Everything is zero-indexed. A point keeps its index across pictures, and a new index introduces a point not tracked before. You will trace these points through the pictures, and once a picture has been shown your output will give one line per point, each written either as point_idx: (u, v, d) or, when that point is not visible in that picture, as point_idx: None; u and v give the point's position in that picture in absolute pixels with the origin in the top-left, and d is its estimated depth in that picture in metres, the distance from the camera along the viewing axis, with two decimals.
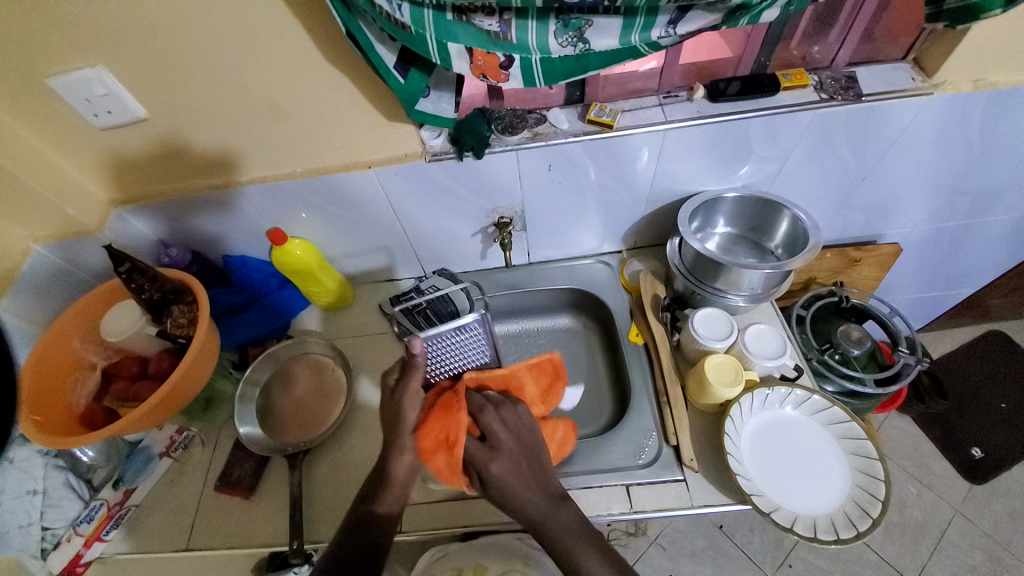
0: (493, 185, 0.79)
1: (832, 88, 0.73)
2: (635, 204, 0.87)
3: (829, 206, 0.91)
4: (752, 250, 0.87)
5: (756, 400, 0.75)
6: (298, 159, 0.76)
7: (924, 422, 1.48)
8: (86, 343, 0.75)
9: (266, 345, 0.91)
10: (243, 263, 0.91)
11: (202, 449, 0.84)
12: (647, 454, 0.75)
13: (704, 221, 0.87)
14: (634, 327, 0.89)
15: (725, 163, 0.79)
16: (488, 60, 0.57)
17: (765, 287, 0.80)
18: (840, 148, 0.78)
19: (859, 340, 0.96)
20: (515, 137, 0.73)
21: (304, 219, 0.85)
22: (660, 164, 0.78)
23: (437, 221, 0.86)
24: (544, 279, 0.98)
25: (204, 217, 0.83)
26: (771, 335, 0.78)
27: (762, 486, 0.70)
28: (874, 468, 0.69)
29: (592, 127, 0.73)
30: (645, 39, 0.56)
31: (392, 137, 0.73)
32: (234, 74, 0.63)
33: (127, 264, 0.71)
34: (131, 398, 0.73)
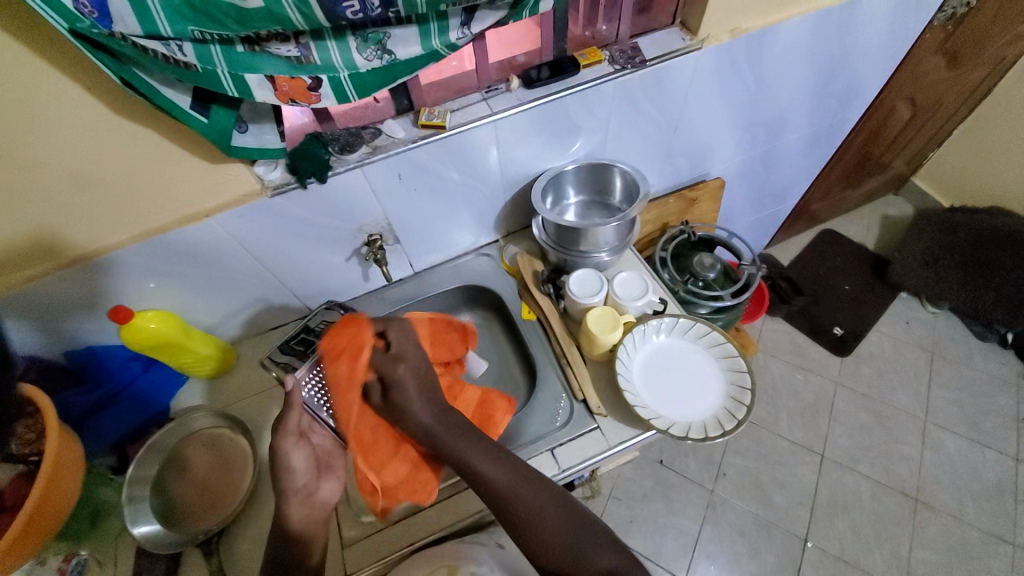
0: (349, 207, 0.80)
1: (621, 59, 0.83)
2: (495, 193, 0.92)
3: (657, 159, 1.04)
4: (601, 210, 0.96)
5: (637, 338, 0.84)
6: (125, 225, 0.69)
7: (793, 319, 1.73)
8: None
9: (147, 436, 0.83)
10: (92, 355, 0.80)
11: (102, 569, 0.72)
12: (562, 415, 0.80)
13: (556, 196, 0.95)
14: (525, 305, 0.94)
15: (558, 139, 0.87)
16: (294, 85, 0.57)
17: (619, 237, 0.88)
18: (647, 107, 0.90)
19: (712, 264, 1.11)
20: (355, 154, 0.74)
21: (154, 288, 0.78)
22: (502, 152, 0.84)
23: (305, 255, 0.84)
24: (432, 284, 1.00)
25: (24, 317, 0.72)
26: (635, 280, 0.87)
27: (658, 408, 0.78)
28: (737, 364, 0.82)
29: (426, 131, 0.76)
30: (445, 43, 0.61)
31: (226, 180, 0.70)
32: (13, 149, 0.57)
33: None
34: None
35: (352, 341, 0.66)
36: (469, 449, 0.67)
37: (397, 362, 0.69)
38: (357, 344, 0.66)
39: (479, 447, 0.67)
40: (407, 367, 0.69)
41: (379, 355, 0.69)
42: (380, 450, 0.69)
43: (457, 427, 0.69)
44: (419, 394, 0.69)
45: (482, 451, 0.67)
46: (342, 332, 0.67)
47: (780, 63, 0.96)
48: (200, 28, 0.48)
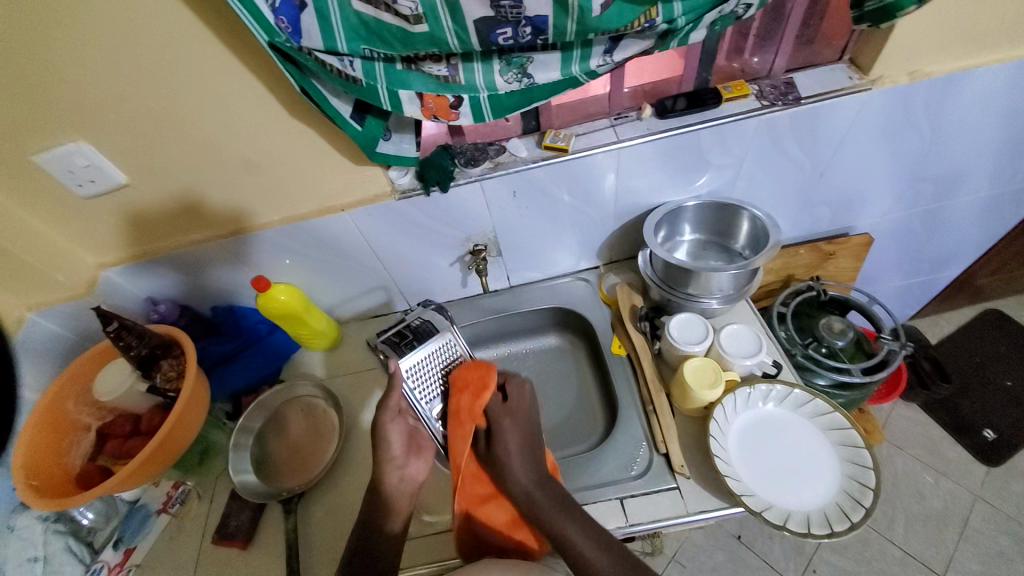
0: (463, 216, 0.83)
1: (772, 95, 0.77)
2: (605, 220, 0.89)
3: (792, 205, 0.94)
4: (720, 253, 0.89)
5: (738, 400, 0.75)
6: (276, 208, 0.79)
7: (930, 409, 1.46)
8: (80, 406, 0.76)
9: (258, 392, 0.92)
10: (231, 311, 0.93)
11: (200, 502, 0.84)
12: (639, 465, 0.75)
13: (670, 231, 0.89)
14: (616, 340, 0.90)
15: (684, 174, 0.83)
16: (438, 103, 0.61)
17: (735, 288, 0.81)
18: (791, 149, 0.81)
19: (842, 331, 0.98)
20: (478, 169, 0.77)
21: (288, 265, 0.88)
22: (621, 180, 0.81)
23: (416, 255, 0.90)
24: (526, 300, 1.00)
25: (189, 271, 0.86)
26: (746, 335, 0.78)
27: (753, 486, 0.69)
28: (860, 457, 0.70)
29: (548, 152, 0.77)
30: (585, 69, 0.60)
31: (362, 179, 0.77)
32: (208, 135, 0.68)
33: (115, 323, 0.72)
34: (123, 455, 0.75)
35: (479, 377, 0.74)
36: (563, 516, 0.62)
37: (506, 411, 0.73)
38: (483, 378, 0.73)
39: (582, 523, 0.61)
40: (512, 420, 0.73)
41: (496, 400, 0.75)
42: (474, 491, 0.70)
43: (558, 497, 0.65)
44: (519, 449, 0.70)
45: (582, 523, 0.61)
46: (472, 367, 0.74)
47: (969, 113, 0.82)
48: (369, 46, 0.53)
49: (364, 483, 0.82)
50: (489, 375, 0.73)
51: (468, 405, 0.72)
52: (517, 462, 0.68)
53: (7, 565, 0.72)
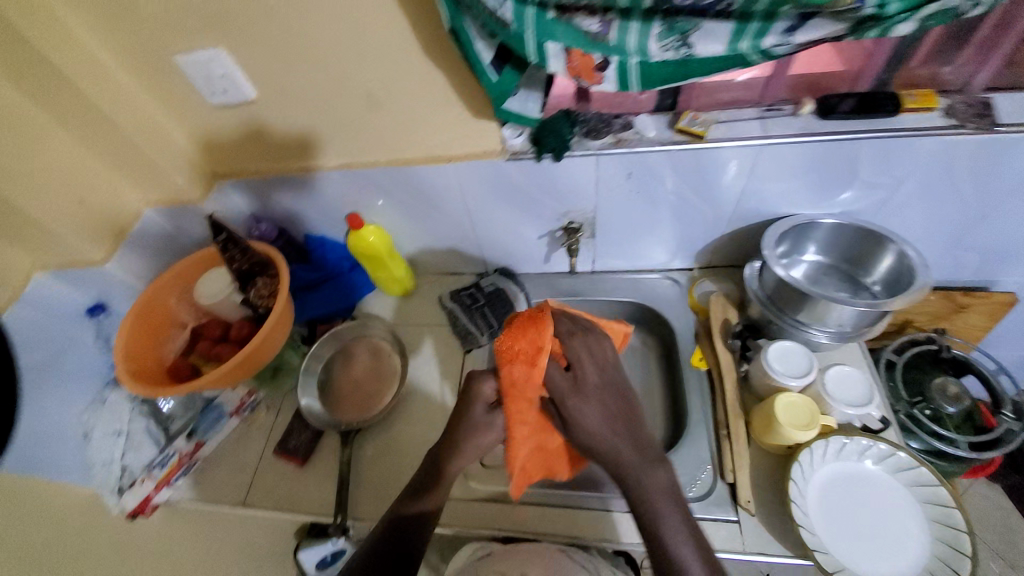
0: (567, 189, 0.78)
1: (964, 113, 0.65)
2: (717, 221, 0.82)
3: (938, 245, 0.81)
4: (844, 282, 0.79)
5: (830, 449, 0.68)
6: (383, 149, 0.78)
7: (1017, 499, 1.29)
8: (182, 303, 0.82)
9: (333, 323, 0.94)
10: (322, 243, 0.95)
11: (267, 413, 0.90)
12: (699, 488, 0.70)
13: (792, 247, 0.79)
14: (698, 351, 0.83)
15: (826, 187, 0.73)
16: (583, 61, 0.56)
17: (856, 327, 0.72)
18: (961, 182, 0.69)
19: (957, 397, 0.86)
20: (598, 142, 0.71)
21: (380, 207, 0.87)
22: (750, 182, 0.73)
23: (507, 221, 0.86)
24: (606, 289, 0.95)
25: (289, 194, 0.87)
26: (856, 380, 0.70)
27: (827, 542, 0.63)
28: (959, 542, 0.61)
29: (681, 136, 0.69)
30: (756, 47, 0.52)
31: (475, 134, 0.73)
32: (335, 62, 0.66)
33: (224, 234, 0.76)
34: (212, 358, 0.79)
35: (529, 344, 0.65)
36: (668, 514, 0.57)
37: (573, 385, 0.64)
38: (536, 344, 0.65)
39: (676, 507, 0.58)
40: (592, 409, 0.63)
41: (559, 372, 0.65)
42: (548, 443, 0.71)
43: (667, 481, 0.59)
44: (599, 419, 0.63)
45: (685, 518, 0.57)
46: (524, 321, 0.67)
47: None
48: None
49: (414, 436, 0.83)
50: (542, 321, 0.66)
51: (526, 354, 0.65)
52: (600, 432, 0.62)
53: (95, 432, 0.77)
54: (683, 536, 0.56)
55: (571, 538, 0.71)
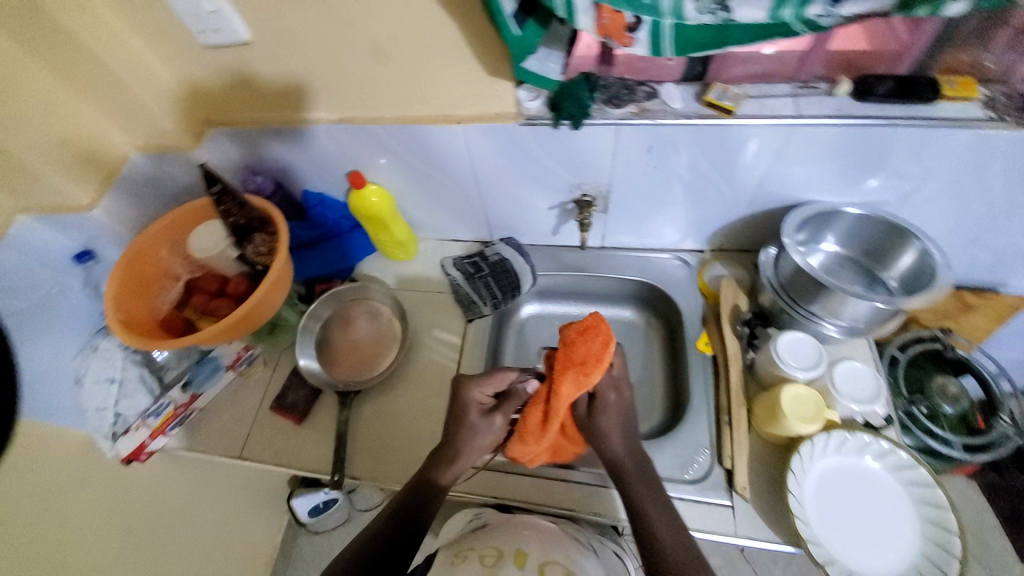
0: (581, 160, 0.74)
1: (1003, 108, 0.61)
2: (735, 202, 0.78)
3: (959, 242, 0.79)
4: (861, 275, 0.76)
5: (831, 442, 0.68)
6: (388, 104, 0.72)
7: (994, 493, 1.33)
8: (174, 254, 0.79)
9: (332, 284, 0.92)
10: (320, 201, 0.90)
11: (264, 368, 0.88)
12: (695, 470, 0.71)
13: (812, 235, 0.76)
14: (705, 336, 0.82)
15: (853, 175, 0.69)
16: (614, 19, 0.50)
17: (869, 323, 0.70)
18: (996, 178, 0.66)
19: (955, 397, 0.89)
20: (619, 111, 0.66)
21: (383, 166, 0.83)
22: (774, 164, 0.69)
23: (515, 189, 0.83)
24: (613, 266, 0.93)
25: (286, 146, 0.82)
26: (866, 376, 0.68)
27: (820, 534, 0.63)
28: (949, 543, 0.62)
29: (709, 111, 0.65)
30: (799, 16, 0.48)
31: (487, 94, 0.68)
32: (340, 6, 0.61)
33: (218, 185, 0.73)
34: (207, 312, 0.77)
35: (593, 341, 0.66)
36: (650, 498, 0.62)
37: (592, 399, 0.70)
38: (603, 341, 0.65)
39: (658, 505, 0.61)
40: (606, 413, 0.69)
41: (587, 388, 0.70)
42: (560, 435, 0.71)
43: (648, 476, 0.64)
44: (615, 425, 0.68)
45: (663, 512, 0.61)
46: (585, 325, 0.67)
47: None
48: None
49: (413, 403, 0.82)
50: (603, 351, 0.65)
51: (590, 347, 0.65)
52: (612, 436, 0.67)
53: (87, 377, 0.78)
54: (663, 515, 0.61)
55: (567, 509, 0.71)
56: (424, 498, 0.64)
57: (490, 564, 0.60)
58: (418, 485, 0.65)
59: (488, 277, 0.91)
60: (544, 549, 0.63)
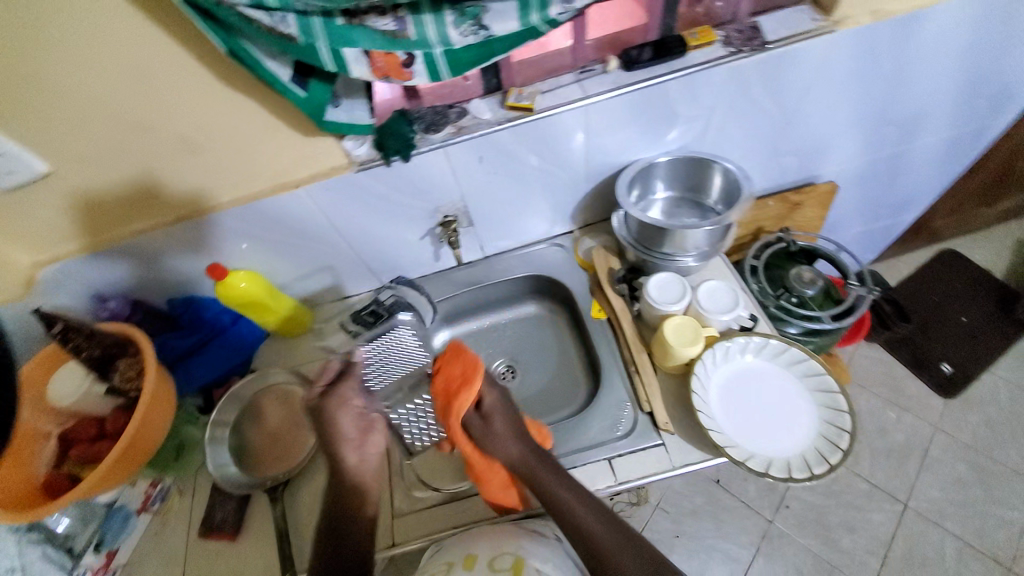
0: (429, 186, 0.79)
1: (739, 40, 0.75)
2: (576, 181, 0.87)
3: (762, 156, 0.93)
4: (694, 208, 0.88)
5: (717, 355, 0.76)
6: (224, 190, 0.73)
7: (891, 348, 1.53)
8: (37, 411, 0.71)
9: (230, 383, 0.89)
10: (189, 303, 0.87)
11: (181, 498, 0.81)
12: (624, 425, 0.76)
13: (643, 189, 0.87)
14: (595, 303, 0.89)
15: (654, 130, 0.80)
16: (388, 61, 0.56)
17: (711, 245, 0.81)
18: (759, 98, 0.80)
19: (812, 280, 0.99)
20: (439, 134, 0.72)
21: (245, 250, 0.82)
22: (590, 140, 0.79)
23: (383, 231, 0.86)
24: (501, 270, 0.98)
25: (134, 261, 0.79)
26: (722, 289, 0.78)
27: (736, 436, 0.71)
28: (836, 402, 0.72)
29: (512, 114, 0.73)
30: (544, 18, 0.57)
31: (315, 153, 0.71)
32: (135, 113, 0.61)
33: (60, 324, 0.71)
34: (91, 460, 0.70)
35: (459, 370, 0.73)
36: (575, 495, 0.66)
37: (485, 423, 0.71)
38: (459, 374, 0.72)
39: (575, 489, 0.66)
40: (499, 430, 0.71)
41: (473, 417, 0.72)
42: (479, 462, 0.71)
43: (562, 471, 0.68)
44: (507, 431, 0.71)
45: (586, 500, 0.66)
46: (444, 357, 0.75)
47: (930, 54, 0.81)
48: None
49: None
50: (472, 373, 0.72)
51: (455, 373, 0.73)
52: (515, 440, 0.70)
53: None
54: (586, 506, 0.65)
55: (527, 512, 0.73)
56: (345, 538, 0.64)
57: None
58: (345, 536, 0.64)
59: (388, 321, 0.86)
60: (492, 544, 0.64)
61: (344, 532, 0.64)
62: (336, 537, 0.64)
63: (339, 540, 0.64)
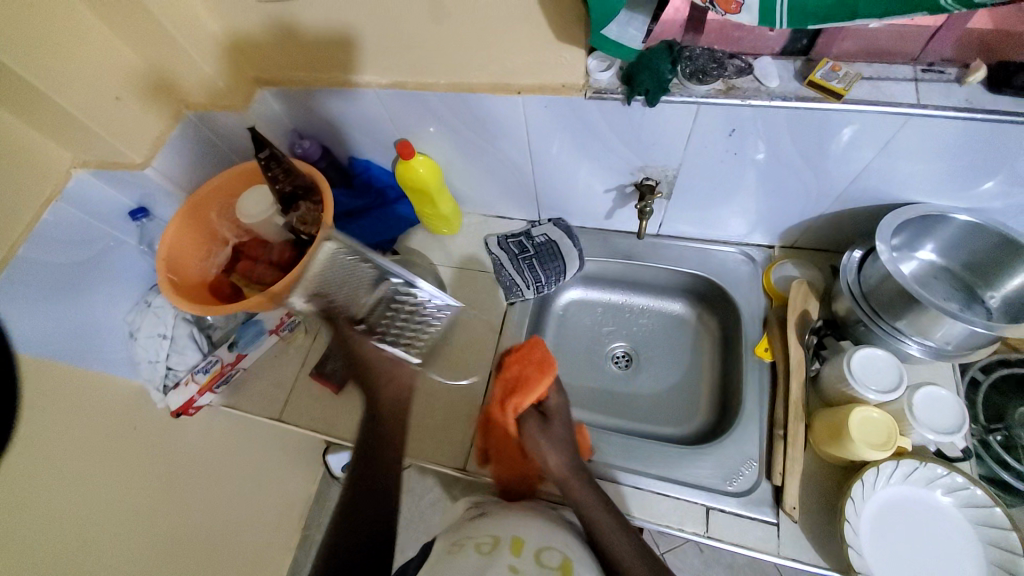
0: (652, 141, 0.67)
1: None
2: (819, 197, 0.69)
3: None
4: (957, 291, 0.67)
5: (897, 470, 0.62)
6: (444, 68, 0.67)
7: None
8: (222, 219, 0.79)
9: (374, 256, 0.89)
10: (366, 169, 0.90)
11: (304, 336, 0.88)
12: (739, 483, 0.67)
13: (907, 241, 0.67)
14: (765, 341, 0.75)
15: (968, 174, 0.60)
16: None
17: (959, 347, 0.62)
18: None
19: None
20: (704, 88, 0.58)
21: (432, 134, 0.78)
22: (879, 158, 0.60)
23: (572, 169, 0.77)
24: (669, 256, 0.86)
25: (331, 105, 0.78)
26: (951, 407, 0.61)
27: (873, 566, 0.59)
28: None
29: (811, 92, 0.56)
30: None
31: (553, 64, 0.62)
32: None
33: (267, 152, 0.71)
34: (252, 279, 0.76)
35: (533, 365, 0.66)
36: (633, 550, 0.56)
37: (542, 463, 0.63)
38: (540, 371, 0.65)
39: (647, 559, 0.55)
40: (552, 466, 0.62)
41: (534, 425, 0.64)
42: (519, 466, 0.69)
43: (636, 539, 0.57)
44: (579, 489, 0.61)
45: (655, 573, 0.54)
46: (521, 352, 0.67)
47: None
48: None
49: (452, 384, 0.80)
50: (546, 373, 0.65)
51: (520, 370, 0.66)
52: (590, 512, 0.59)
53: (140, 332, 0.81)
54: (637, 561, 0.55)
55: (555, 498, 0.69)
56: None
57: (486, 552, 0.53)
58: (373, 466, 0.61)
59: (532, 260, 0.85)
60: (542, 533, 0.56)
61: (370, 460, 0.61)
62: (366, 462, 0.61)
63: (367, 469, 0.60)
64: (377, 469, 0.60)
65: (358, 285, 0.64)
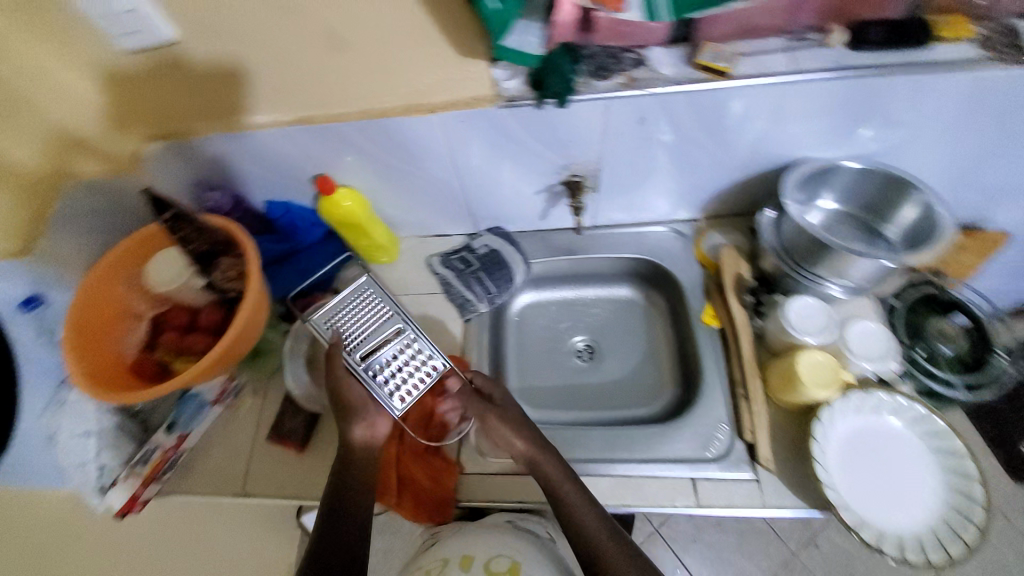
0: (569, 138, 0.68)
1: (1001, 44, 0.59)
2: (729, 167, 0.74)
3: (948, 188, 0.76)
4: (860, 232, 0.74)
5: (848, 403, 0.67)
6: (350, 97, 0.66)
7: None
8: (133, 290, 0.71)
9: None
10: (286, 210, 0.83)
11: (252, 399, 0.82)
12: (717, 447, 0.70)
13: (808, 195, 0.74)
14: (710, 308, 0.80)
15: (845, 127, 0.66)
16: None
17: (872, 282, 0.69)
18: (993, 119, 0.64)
19: (952, 337, 0.88)
20: (606, 82, 0.61)
21: (350, 164, 0.75)
22: (772, 126, 0.66)
23: (497, 176, 0.77)
24: (606, 245, 0.89)
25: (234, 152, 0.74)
26: (878, 335, 0.68)
27: (849, 499, 0.63)
28: (971, 490, 0.63)
29: (701, 74, 0.61)
30: None
31: (461, 78, 0.63)
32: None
33: (171, 211, 0.67)
34: (182, 350, 0.70)
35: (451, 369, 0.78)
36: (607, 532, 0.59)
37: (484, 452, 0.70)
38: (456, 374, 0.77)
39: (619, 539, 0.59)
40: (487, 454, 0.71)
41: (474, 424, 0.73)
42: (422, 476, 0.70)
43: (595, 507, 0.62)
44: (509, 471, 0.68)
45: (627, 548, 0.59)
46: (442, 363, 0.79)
47: None
48: None
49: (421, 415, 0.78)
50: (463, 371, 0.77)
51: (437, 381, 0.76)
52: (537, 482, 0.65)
53: (60, 434, 0.68)
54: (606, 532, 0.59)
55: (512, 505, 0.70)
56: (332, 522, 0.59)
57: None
58: (344, 532, 0.58)
59: (478, 272, 0.86)
60: (489, 543, 0.65)
61: (339, 524, 0.58)
62: (333, 526, 0.58)
63: (338, 534, 0.58)
64: (348, 536, 0.58)
65: (363, 324, 0.67)
